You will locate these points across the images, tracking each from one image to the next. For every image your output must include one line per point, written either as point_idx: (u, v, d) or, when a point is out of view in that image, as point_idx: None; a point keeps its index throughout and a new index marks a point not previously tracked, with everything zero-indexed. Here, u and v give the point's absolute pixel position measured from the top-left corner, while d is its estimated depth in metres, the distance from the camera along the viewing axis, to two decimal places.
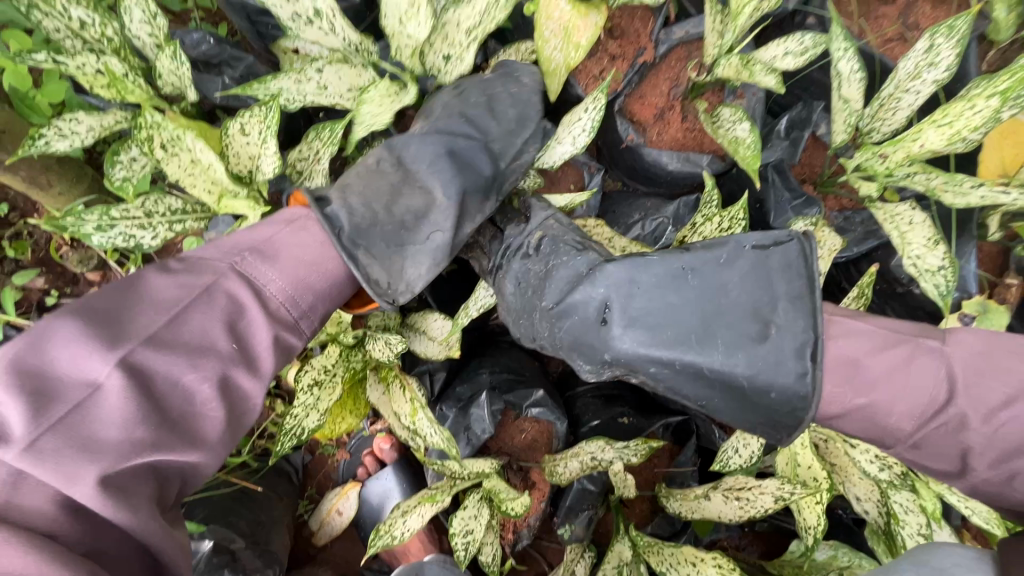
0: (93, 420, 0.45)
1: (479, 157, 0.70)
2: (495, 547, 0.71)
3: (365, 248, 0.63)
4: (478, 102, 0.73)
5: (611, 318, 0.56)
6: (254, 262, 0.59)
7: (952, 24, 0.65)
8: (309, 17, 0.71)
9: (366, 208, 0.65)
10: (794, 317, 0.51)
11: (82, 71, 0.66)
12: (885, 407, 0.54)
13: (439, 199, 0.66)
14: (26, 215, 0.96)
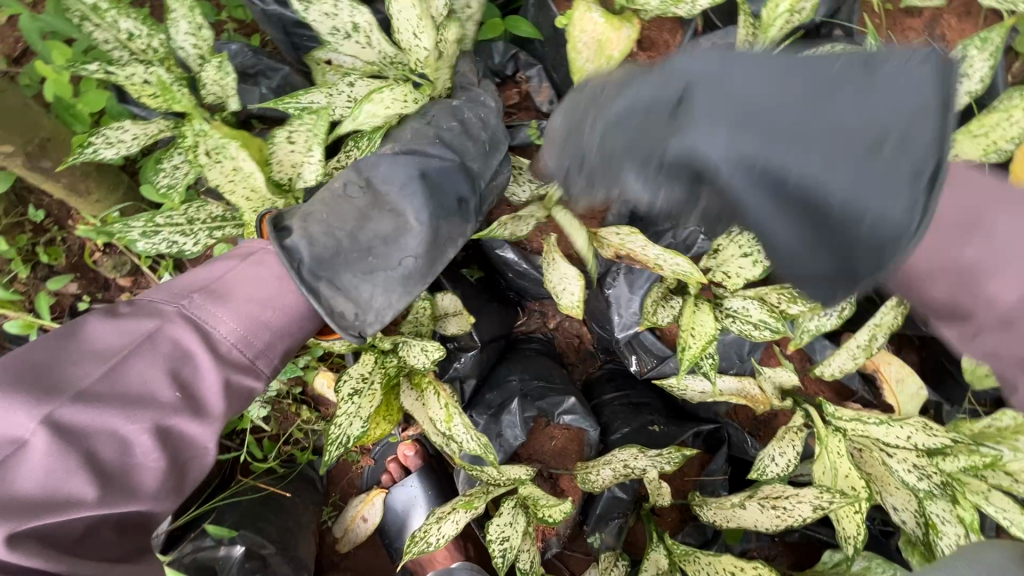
0: (16, 480, 0.49)
1: (450, 181, 0.69)
2: (532, 554, 0.71)
3: (328, 281, 0.64)
4: (451, 125, 0.71)
5: (686, 106, 0.46)
6: (203, 303, 0.61)
7: (985, 36, 0.66)
8: (347, 32, 0.72)
9: (331, 239, 0.65)
10: (920, 129, 0.40)
11: (131, 80, 0.69)
12: (997, 263, 0.50)
13: (410, 229, 0.66)
14: (60, 221, 0.98)
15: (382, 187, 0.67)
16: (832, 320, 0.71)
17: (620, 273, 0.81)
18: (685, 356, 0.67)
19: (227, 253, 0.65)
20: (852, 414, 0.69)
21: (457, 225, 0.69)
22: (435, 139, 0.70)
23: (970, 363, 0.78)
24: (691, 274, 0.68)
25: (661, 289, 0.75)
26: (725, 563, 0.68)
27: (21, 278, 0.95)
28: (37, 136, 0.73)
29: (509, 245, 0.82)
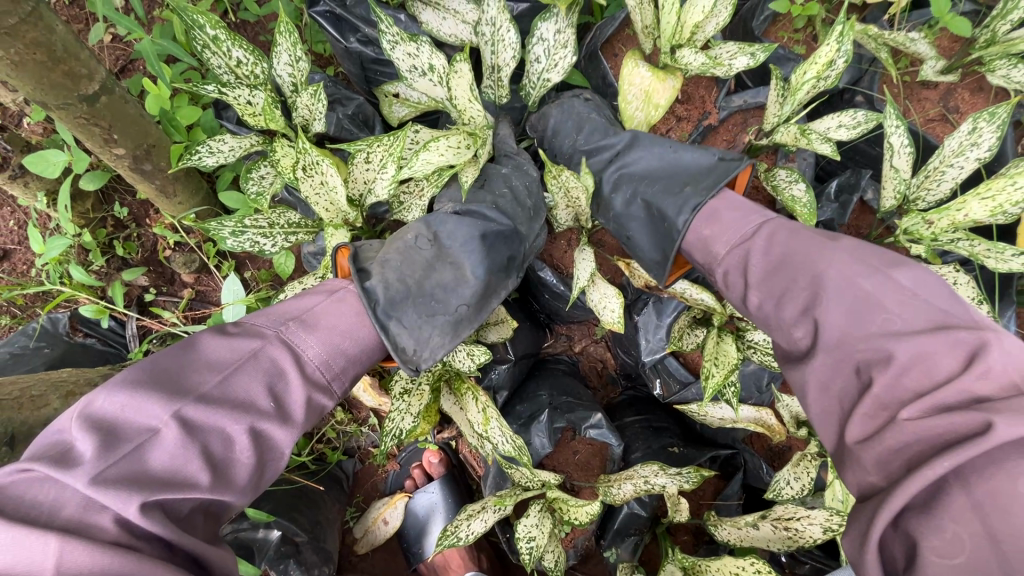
0: (140, 462, 0.49)
1: (503, 242, 0.75)
2: (557, 554, 0.77)
3: (397, 320, 0.67)
4: (503, 192, 0.80)
5: (611, 155, 0.81)
6: (296, 329, 0.63)
7: (993, 111, 0.74)
8: (423, 70, 0.82)
9: (400, 284, 0.68)
10: (705, 186, 0.71)
11: (237, 101, 0.79)
12: (713, 236, 0.67)
13: (470, 279, 0.71)
14: (139, 220, 1.08)
15: (449, 242, 0.73)
16: None
17: (649, 301, 0.87)
18: (709, 385, 0.73)
19: (316, 288, 0.70)
20: None
21: (505, 281, 0.76)
22: (495, 201, 0.78)
23: None
24: (713, 309, 0.77)
25: (687, 317, 0.81)
26: (727, 567, 0.72)
27: (98, 267, 1.04)
28: (144, 143, 0.83)
29: (548, 267, 0.90)
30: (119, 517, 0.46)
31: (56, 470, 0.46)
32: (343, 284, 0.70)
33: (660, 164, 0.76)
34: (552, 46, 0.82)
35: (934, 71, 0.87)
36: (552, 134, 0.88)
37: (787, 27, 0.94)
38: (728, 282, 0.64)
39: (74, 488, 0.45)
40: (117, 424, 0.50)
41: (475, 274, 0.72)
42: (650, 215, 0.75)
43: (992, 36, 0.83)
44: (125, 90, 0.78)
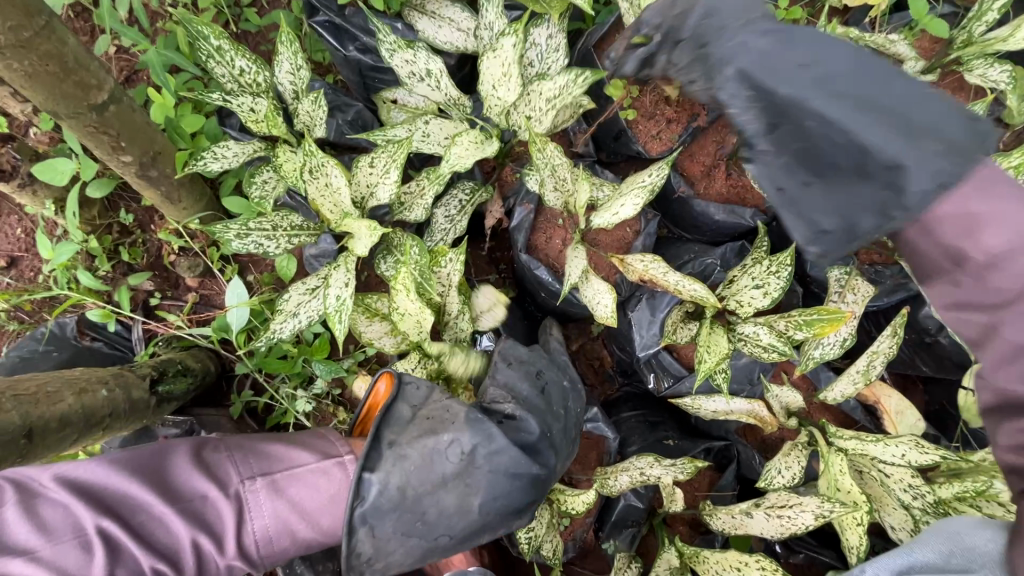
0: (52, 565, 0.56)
1: (530, 487, 0.64)
2: (555, 544, 0.78)
3: (370, 526, 0.61)
4: (561, 412, 0.72)
5: (813, 62, 0.53)
6: (261, 491, 0.67)
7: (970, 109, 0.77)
8: (421, 75, 0.84)
9: (398, 491, 0.61)
10: (955, 151, 0.49)
11: (241, 108, 0.82)
12: (989, 212, 0.48)
13: (467, 512, 0.62)
14: (144, 226, 1.10)
15: (481, 463, 0.62)
16: (834, 350, 0.80)
17: (643, 298, 0.89)
18: (701, 368, 0.75)
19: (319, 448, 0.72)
20: (853, 435, 0.76)
21: (517, 520, 0.65)
22: (544, 407, 0.71)
23: (967, 402, 0.88)
24: (706, 298, 0.78)
25: (680, 311, 0.84)
26: (728, 560, 0.74)
27: (104, 273, 1.07)
28: (151, 150, 0.86)
29: (544, 266, 0.92)
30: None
31: None
32: (339, 454, 0.72)
33: (889, 96, 0.52)
34: (545, 51, 0.87)
35: (914, 72, 0.90)
36: (671, 32, 0.63)
37: None
38: (1008, 277, 0.47)
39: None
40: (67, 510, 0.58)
41: (479, 509, 0.62)
42: (863, 174, 0.52)
43: (969, 37, 0.86)
44: (132, 99, 0.80)
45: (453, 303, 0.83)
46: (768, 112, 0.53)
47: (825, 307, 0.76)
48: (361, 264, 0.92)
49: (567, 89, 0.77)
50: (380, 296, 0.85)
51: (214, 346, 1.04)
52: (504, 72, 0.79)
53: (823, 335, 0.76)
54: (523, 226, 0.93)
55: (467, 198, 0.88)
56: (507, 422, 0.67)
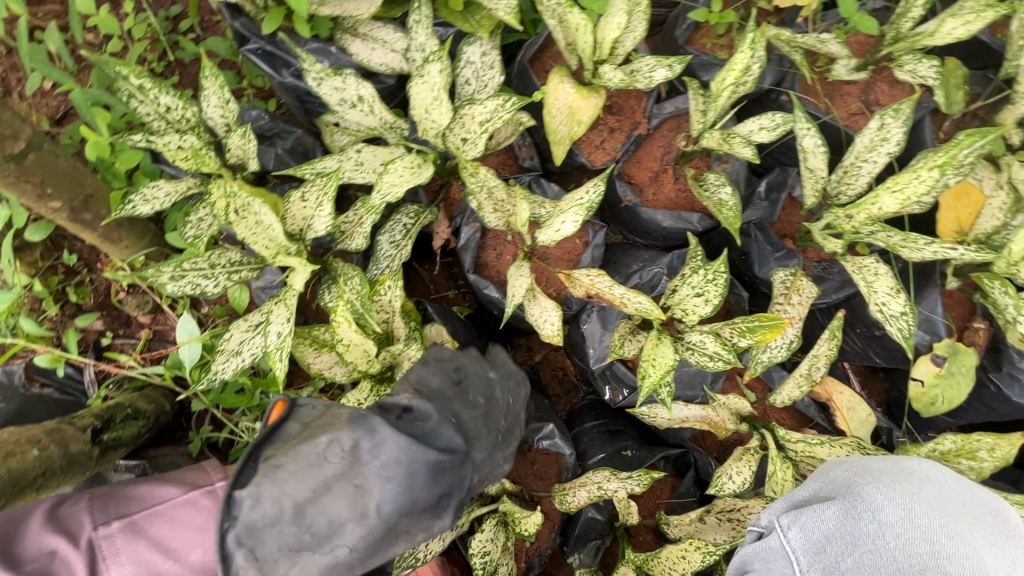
0: None
1: (437, 477, 0.51)
2: (511, 567, 0.80)
3: (249, 549, 0.47)
4: (477, 401, 0.63)
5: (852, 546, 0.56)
6: (119, 537, 0.66)
7: (897, 108, 0.78)
8: (353, 102, 0.83)
9: (275, 505, 0.47)
10: None
11: (168, 146, 0.80)
12: None
13: (365, 518, 0.48)
14: (90, 265, 1.08)
15: (367, 459, 0.49)
16: (781, 352, 0.81)
17: (593, 311, 0.90)
18: (645, 383, 0.75)
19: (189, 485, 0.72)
20: (800, 437, 0.78)
21: (434, 522, 0.52)
22: (452, 400, 0.61)
23: (917, 392, 0.89)
24: (650, 311, 0.78)
25: (627, 324, 0.84)
26: (674, 552, 0.76)
27: (51, 316, 1.04)
28: (82, 193, 0.84)
29: (493, 284, 0.92)
30: None
31: None
32: (208, 484, 0.73)
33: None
34: (479, 69, 0.85)
35: (847, 69, 0.90)
36: None
37: (710, 34, 0.95)
38: None
39: None
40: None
41: (380, 514, 0.48)
42: None
43: (898, 34, 0.87)
44: (55, 145, 0.78)
45: (399, 330, 0.83)
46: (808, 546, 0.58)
47: (766, 314, 0.76)
48: (308, 293, 0.91)
49: (499, 113, 0.77)
50: (326, 327, 0.84)
51: (168, 384, 1.03)
52: (433, 97, 0.79)
53: (765, 341, 0.77)
54: (470, 245, 0.92)
55: (410, 222, 0.88)
56: (406, 415, 0.56)
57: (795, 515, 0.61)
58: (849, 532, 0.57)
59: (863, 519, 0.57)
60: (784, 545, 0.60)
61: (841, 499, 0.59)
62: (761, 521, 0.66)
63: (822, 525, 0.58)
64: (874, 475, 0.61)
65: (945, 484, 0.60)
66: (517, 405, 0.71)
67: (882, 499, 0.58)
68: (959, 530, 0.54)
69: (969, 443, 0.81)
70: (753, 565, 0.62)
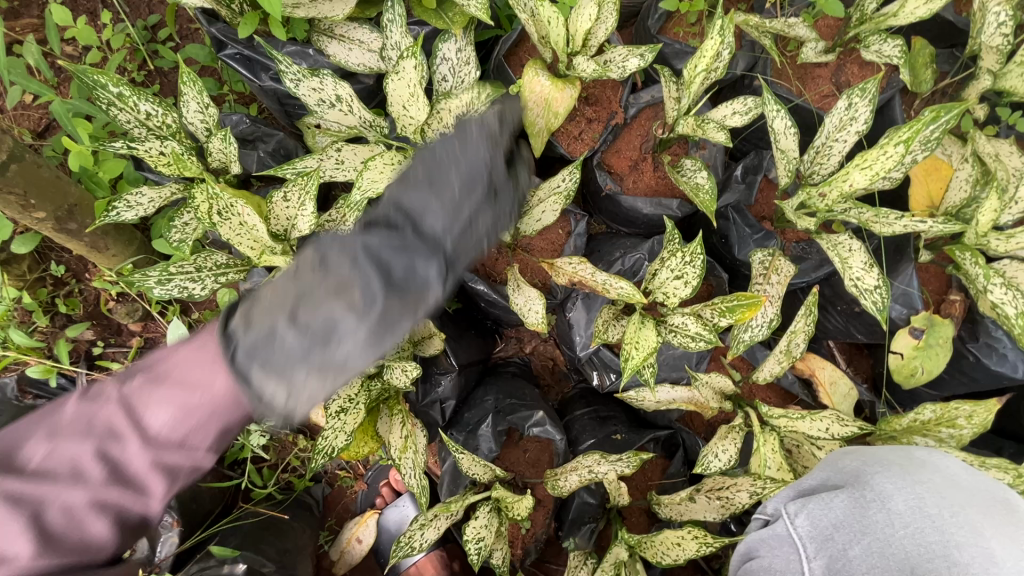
0: None
1: (401, 257, 0.57)
2: (505, 551, 0.82)
3: (259, 364, 0.52)
4: (440, 176, 0.61)
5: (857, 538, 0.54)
6: (143, 384, 0.53)
7: (863, 87, 0.79)
8: (331, 102, 0.84)
9: (269, 324, 0.53)
10: None
11: (150, 153, 0.82)
12: None
13: (359, 305, 0.54)
14: (79, 275, 1.08)
15: (335, 262, 0.55)
16: (762, 331, 0.82)
17: (578, 298, 0.92)
18: (628, 365, 0.77)
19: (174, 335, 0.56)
20: (782, 413, 0.78)
21: (417, 293, 0.57)
22: (408, 195, 0.61)
23: (898, 365, 0.90)
24: (632, 295, 0.79)
25: (610, 310, 0.85)
26: (669, 538, 0.76)
27: (42, 328, 1.05)
28: (66, 203, 0.84)
29: (479, 277, 0.92)
30: None
31: None
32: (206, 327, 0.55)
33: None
34: (456, 65, 0.86)
35: (815, 52, 0.92)
36: None
37: (682, 23, 0.97)
38: None
39: None
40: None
41: (367, 297, 0.54)
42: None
43: (863, 15, 0.87)
44: (37, 155, 0.79)
45: None
46: (813, 536, 0.57)
47: (744, 292, 0.78)
48: None
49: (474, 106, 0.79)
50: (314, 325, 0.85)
51: None
52: (410, 93, 0.80)
53: (744, 319, 0.79)
54: None
55: None
56: (365, 224, 0.59)
57: (802, 501, 0.60)
58: (857, 520, 0.55)
59: (872, 508, 0.55)
60: (791, 531, 0.59)
61: (850, 488, 0.58)
62: (767, 508, 0.66)
63: (828, 513, 0.57)
64: (883, 466, 0.60)
65: (955, 474, 0.59)
66: (490, 159, 0.64)
67: (891, 488, 0.57)
68: (970, 520, 0.53)
69: (948, 412, 0.81)
70: (759, 552, 0.62)
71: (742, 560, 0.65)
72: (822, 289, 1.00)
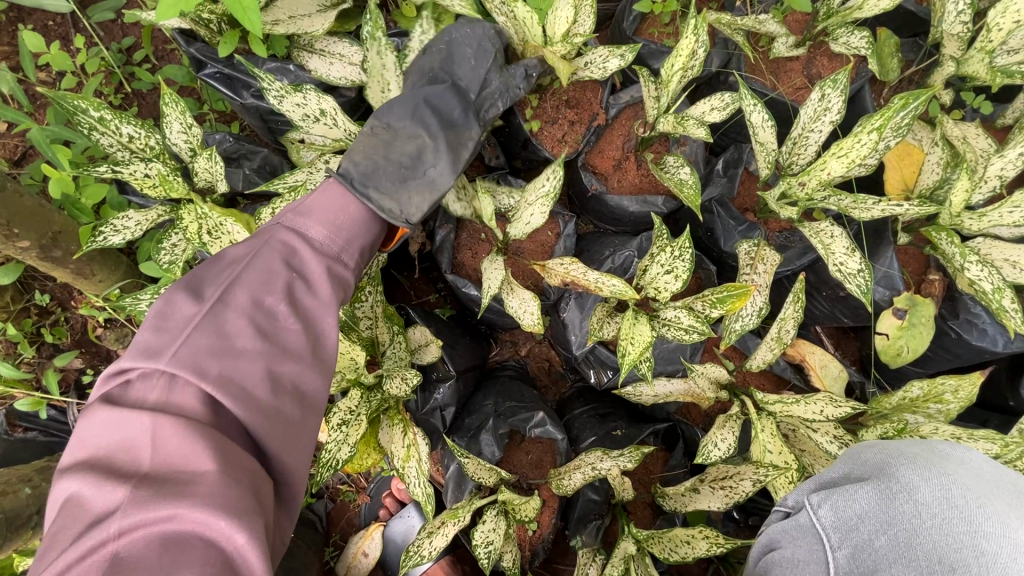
0: (147, 402, 0.43)
1: (444, 104, 0.77)
2: (515, 553, 0.82)
3: (374, 188, 0.68)
4: (437, 51, 0.79)
5: (886, 530, 0.53)
6: (296, 218, 0.59)
7: (835, 78, 0.81)
8: (316, 116, 0.84)
9: (368, 162, 0.70)
10: None
11: (134, 175, 0.81)
12: None
13: (432, 141, 0.74)
14: (64, 304, 1.07)
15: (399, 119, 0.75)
16: (753, 319, 0.84)
17: (571, 298, 0.93)
18: (626, 361, 0.78)
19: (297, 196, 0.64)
20: (777, 399, 0.80)
21: (462, 132, 0.77)
22: (426, 69, 0.79)
23: (884, 345, 0.93)
24: (624, 292, 0.80)
25: (603, 307, 0.86)
26: (679, 535, 0.78)
27: (28, 359, 1.03)
28: (50, 231, 0.83)
29: (471, 282, 0.94)
30: (92, 497, 0.39)
31: (101, 411, 0.42)
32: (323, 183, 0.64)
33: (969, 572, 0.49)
34: None
35: (787, 47, 0.95)
36: None
37: (656, 23, 1.00)
38: None
39: (73, 491, 0.39)
40: (164, 329, 0.47)
41: (431, 134, 0.74)
42: None
43: (829, 9, 0.91)
44: (18, 184, 0.78)
45: (384, 334, 0.84)
46: (837, 528, 0.55)
47: (733, 283, 0.79)
48: None
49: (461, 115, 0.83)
50: None
51: None
52: None
53: (735, 309, 0.80)
54: (446, 246, 0.94)
55: None
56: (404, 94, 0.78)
57: (826, 493, 0.58)
58: (884, 511, 0.53)
59: (899, 499, 0.53)
60: (814, 521, 0.57)
61: (875, 479, 0.56)
62: (787, 499, 0.64)
63: (855, 505, 0.55)
64: (907, 455, 0.58)
65: (980, 466, 0.57)
66: (476, 31, 0.81)
67: (919, 478, 0.54)
68: (998, 512, 0.51)
69: (935, 388, 0.84)
70: (779, 542, 0.59)
71: (760, 551, 0.63)
72: (807, 276, 1.03)
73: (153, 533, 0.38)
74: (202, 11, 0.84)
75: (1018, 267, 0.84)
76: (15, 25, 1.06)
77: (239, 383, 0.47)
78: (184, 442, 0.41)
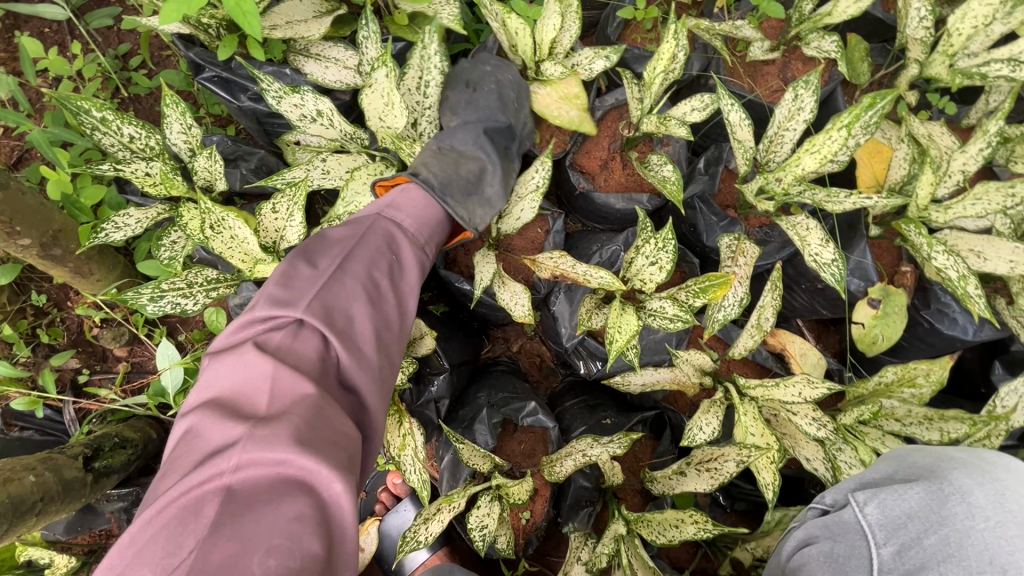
0: (271, 350, 0.50)
1: (495, 137, 0.89)
2: (509, 537, 0.84)
3: (452, 197, 0.76)
4: (488, 87, 0.92)
5: (935, 531, 0.55)
6: (389, 210, 0.69)
7: (807, 79, 0.86)
8: (313, 116, 0.87)
9: (443, 173, 0.78)
10: None
11: (136, 174, 0.84)
12: None
13: (493, 168, 0.86)
14: (61, 304, 1.08)
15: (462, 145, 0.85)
16: (734, 308, 0.88)
17: (561, 292, 0.96)
18: (613, 348, 0.81)
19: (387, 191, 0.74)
20: (758, 384, 0.84)
21: (511, 163, 0.89)
22: (477, 102, 0.91)
23: (860, 334, 0.97)
24: (611, 282, 0.83)
25: (592, 299, 0.89)
26: (666, 518, 0.81)
27: (24, 359, 1.03)
28: (51, 229, 0.84)
29: (464, 277, 0.97)
30: (219, 428, 0.45)
31: (234, 355, 0.50)
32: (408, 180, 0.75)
33: None
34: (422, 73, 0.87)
35: (762, 51, 1.00)
36: None
37: (639, 29, 1.04)
38: None
39: (205, 420, 0.46)
40: (290, 287, 0.56)
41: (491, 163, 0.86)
42: None
43: (801, 16, 0.95)
44: (20, 183, 0.79)
45: None
46: (886, 527, 0.58)
47: (714, 273, 0.83)
48: None
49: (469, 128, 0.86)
50: None
51: (153, 413, 1.04)
52: (385, 105, 0.85)
53: (717, 298, 0.84)
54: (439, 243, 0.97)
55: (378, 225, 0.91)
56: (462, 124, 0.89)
57: (872, 492, 0.61)
58: (932, 510, 0.56)
59: (950, 500, 0.56)
60: (859, 518, 0.60)
61: (926, 481, 0.59)
62: (825, 498, 0.68)
63: (901, 502, 0.58)
64: (959, 463, 0.61)
65: None
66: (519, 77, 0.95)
67: (969, 483, 0.57)
68: None
69: (908, 372, 0.87)
70: (818, 538, 0.63)
71: (795, 547, 0.66)
72: (787, 270, 1.07)
73: (265, 473, 0.42)
74: (204, 15, 0.87)
75: (983, 256, 0.89)
76: (12, 32, 1.08)
77: (346, 350, 0.54)
78: (298, 390, 0.48)
